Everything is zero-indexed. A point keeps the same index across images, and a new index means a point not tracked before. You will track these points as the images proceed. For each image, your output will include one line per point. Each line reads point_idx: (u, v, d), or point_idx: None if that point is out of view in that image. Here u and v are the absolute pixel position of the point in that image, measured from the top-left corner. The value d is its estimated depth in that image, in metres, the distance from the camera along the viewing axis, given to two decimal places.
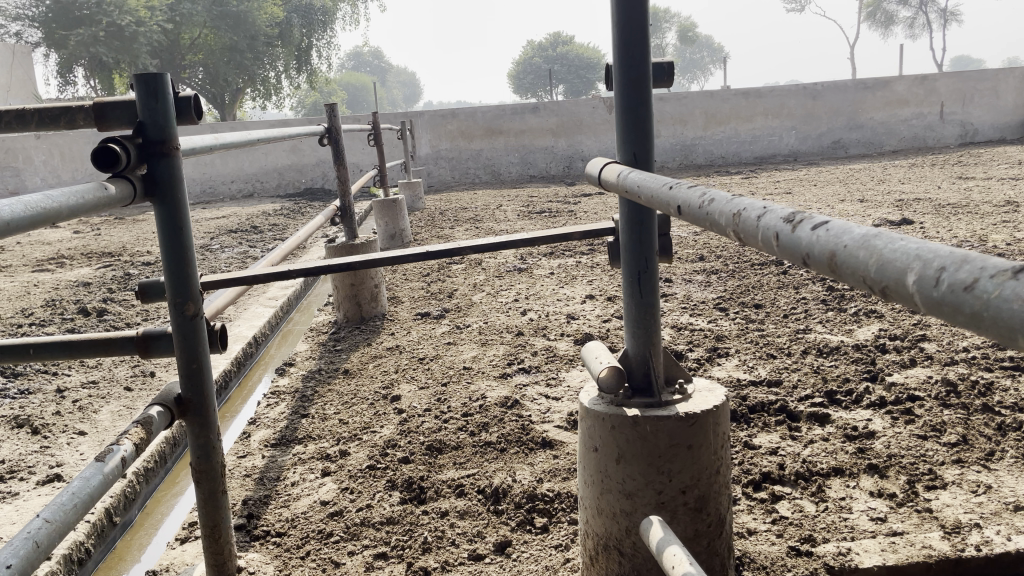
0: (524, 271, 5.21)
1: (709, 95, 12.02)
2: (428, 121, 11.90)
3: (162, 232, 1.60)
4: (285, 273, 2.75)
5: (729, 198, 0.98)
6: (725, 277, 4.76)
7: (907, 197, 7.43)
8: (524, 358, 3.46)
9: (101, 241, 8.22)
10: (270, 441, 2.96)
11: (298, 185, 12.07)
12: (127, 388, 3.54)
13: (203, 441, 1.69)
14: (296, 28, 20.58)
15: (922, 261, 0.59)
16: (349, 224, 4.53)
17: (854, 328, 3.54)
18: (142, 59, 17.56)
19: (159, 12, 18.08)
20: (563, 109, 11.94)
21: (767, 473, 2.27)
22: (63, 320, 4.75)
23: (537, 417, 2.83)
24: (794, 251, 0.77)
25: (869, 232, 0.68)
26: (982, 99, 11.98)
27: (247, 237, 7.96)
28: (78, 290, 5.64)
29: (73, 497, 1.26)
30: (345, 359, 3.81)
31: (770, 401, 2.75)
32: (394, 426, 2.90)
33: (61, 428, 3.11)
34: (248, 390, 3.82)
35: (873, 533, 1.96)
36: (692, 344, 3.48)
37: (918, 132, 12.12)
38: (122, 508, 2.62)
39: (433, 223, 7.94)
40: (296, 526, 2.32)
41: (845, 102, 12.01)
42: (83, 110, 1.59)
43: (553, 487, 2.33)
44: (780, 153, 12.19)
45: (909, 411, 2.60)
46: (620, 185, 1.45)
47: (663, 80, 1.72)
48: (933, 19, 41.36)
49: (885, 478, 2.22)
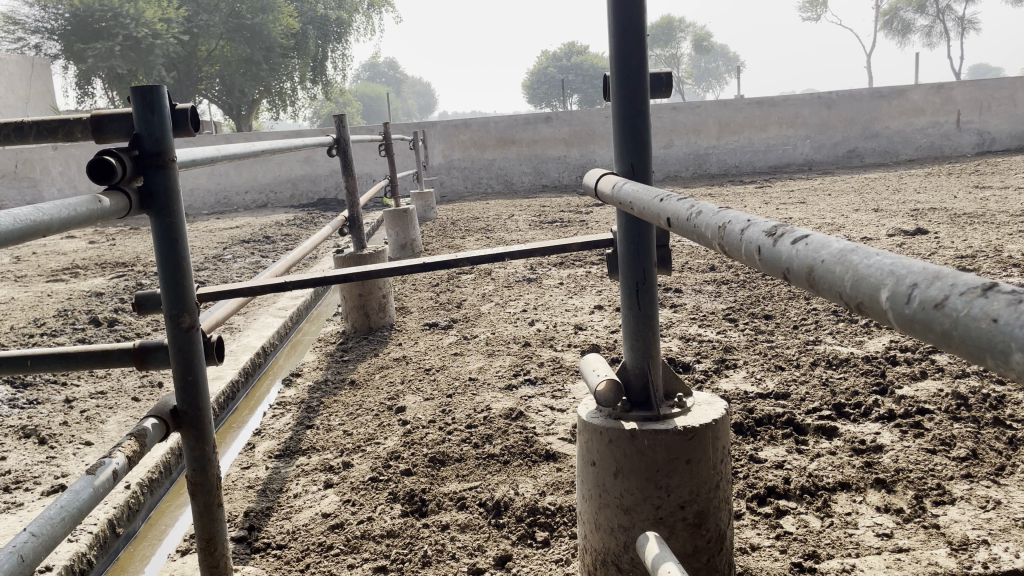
0: (534, 281, 5.20)
1: (723, 104, 11.97)
2: (441, 131, 11.92)
3: (158, 244, 1.60)
4: (287, 284, 2.73)
5: (715, 210, 0.96)
6: (735, 288, 4.73)
7: (922, 207, 7.37)
8: (530, 368, 3.44)
9: (116, 251, 8.29)
10: (274, 452, 2.96)
11: (312, 196, 12.15)
12: (135, 398, 3.56)
13: (198, 454, 1.69)
14: (311, 39, 20.80)
15: (895, 276, 0.57)
16: (358, 234, 4.53)
17: (864, 339, 3.49)
18: (158, 71, 17.75)
19: (175, 24, 18.29)
20: (575, 119, 11.95)
21: (772, 487, 2.23)
22: (74, 330, 4.79)
23: (541, 429, 2.81)
24: (776, 265, 0.76)
25: (847, 245, 0.66)
26: (999, 107, 11.88)
27: (260, 247, 8.01)
28: (90, 300, 5.69)
29: (62, 510, 1.25)
30: (352, 370, 3.81)
31: (776, 414, 2.72)
32: (398, 438, 2.89)
33: (68, 438, 3.13)
34: (256, 400, 3.82)
35: (878, 549, 1.92)
36: (700, 356, 3.45)
37: (934, 141, 12.04)
38: (125, 519, 2.62)
39: (444, 233, 7.95)
40: (297, 538, 2.31)
41: (861, 111, 11.95)
42: (81, 122, 1.59)
43: (555, 500, 2.31)
44: (795, 162, 12.14)
45: (918, 424, 2.56)
46: (615, 197, 1.43)
47: (662, 91, 1.71)
48: (949, 28, 41.27)
49: (893, 493, 2.18)
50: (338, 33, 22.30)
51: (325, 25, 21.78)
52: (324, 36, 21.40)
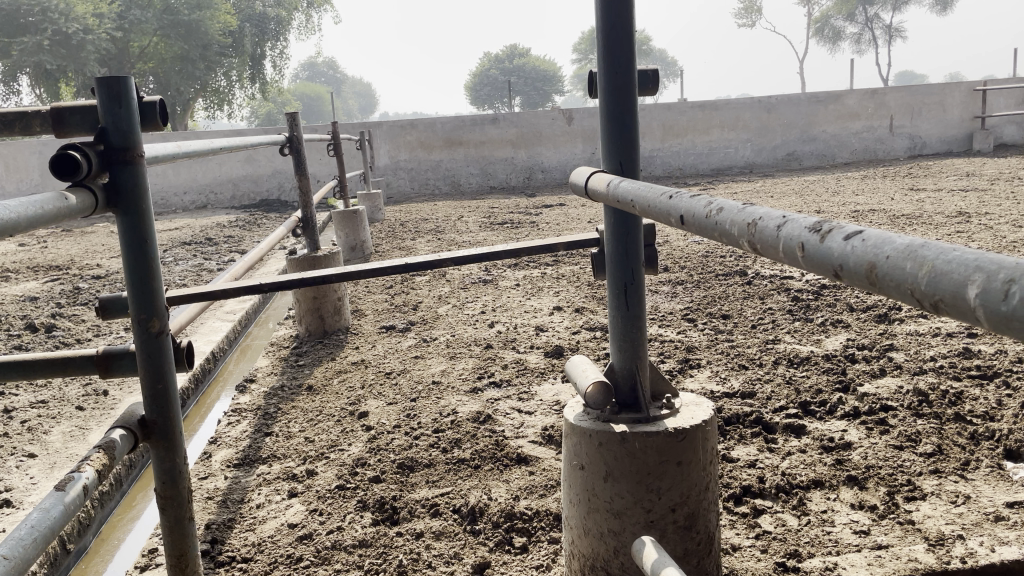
0: (490, 283, 5.16)
1: (667, 108, 12.11)
2: (388, 132, 11.75)
3: (125, 246, 1.51)
4: (251, 288, 2.64)
5: (739, 207, 0.93)
6: (691, 287, 4.77)
7: (862, 208, 7.55)
8: (494, 371, 3.40)
9: (49, 254, 7.97)
10: (233, 461, 2.85)
11: (253, 197, 11.89)
12: (79, 408, 3.40)
13: (168, 466, 1.59)
14: (249, 37, 20.52)
15: (983, 272, 0.55)
16: (311, 235, 4.42)
17: (822, 338, 3.55)
18: (90, 68, 17.17)
19: (107, 21, 17.78)
20: (522, 120, 11.97)
21: (748, 487, 2.24)
22: (10, 336, 4.57)
23: (511, 432, 2.76)
24: (823, 263, 0.73)
25: (912, 242, 0.64)
26: (929, 112, 12.30)
27: (202, 250, 7.79)
28: (24, 305, 5.43)
29: (34, 530, 1.16)
30: (309, 375, 3.71)
31: (745, 413, 2.73)
32: (363, 444, 2.82)
33: (9, 450, 2.97)
34: (207, 408, 3.70)
35: (858, 546, 1.94)
36: (663, 356, 3.45)
37: (869, 145, 12.39)
38: (75, 535, 2.50)
39: (394, 235, 7.86)
40: (263, 551, 2.22)
41: (799, 115, 12.24)
42: (40, 115, 1.49)
43: (531, 505, 2.27)
44: (736, 165, 12.34)
45: (883, 421, 2.60)
46: (610, 194, 1.40)
47: (648, 88, 1.69)
48: (876, 36, 42.90)
49: (865, 490, 2.20)
50: (278, 32, 21.91)
51: (263, 23, 21.35)
52: (261, 35, 21.16)
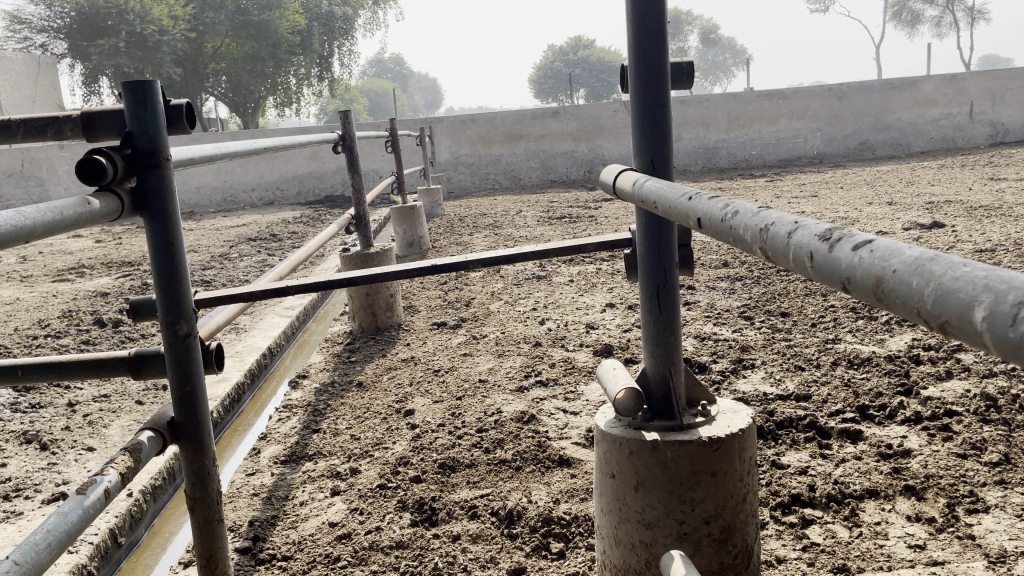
0: (543, 279, 5.11)
1: (732, 97, 11.83)
2: (448, 127, 11.84)
3: (153, 248, 1.52)
4: (289, 289, 2.63)
5: (754, 212, 0.87)
6: (750, 284, 4.62)
7: (937, 199, 7.23)
8: (542, 370, 3.35)
9: (123, 250, 8.24)
10: (280, 458, 2.88)
11: (318, 193, 12.08)
12: (138, 402, 3.48)
13: (198, 468, 1.60)
14: (317, 35, 20.90)
15: (993, 292, 0.48)
16: (364, 232, 4.43)
17: (886, 338, 3.39)
18: (166, 67, 17.72)
19: (182, 22, 18.32)
20: (583, 113, 11.82)
21: (797, 495, 2.14)
22: (79, 331, 4.73)
23: (554, 434, 2.72)
24: (832, 274, 0.67)
25: (923, 254, 0.57)
26: (1012, 97, 11.65)
27: (267, 246, 7.94)
28: (94, 300, 5.62)
29: (48, 535, 1.17)
30: (359, 371, 3.73)
31: (798, 417, 2.62)
32: (407, 442, 2.81)
33: (70, 444, 3.06)
34: (261, 403, 3.75)
35: (911, 562, 1.83)
36: (716, 356, 3.35)
37: (946, 132, 11.86)
38: (127, 528, 2.54)
39: (453, 230, 7.88)
40: (303, 549, 2.23)
41: (872, 103, 11.76)
42: (71, 120, 1.51)
43: (570, 510, 2.22)
44: (805, 155, 12.01)
45: (947, 428, 2.46)
46: (635, 194, 1.34)
47: (683, 81, 1.62)
48: (959, 18, 41.26)
49: (923, 501, 2.09)
50: (343, 30, 22.15)
51: (331, 22, 21.69)
52: (329, 33, 21.56)
